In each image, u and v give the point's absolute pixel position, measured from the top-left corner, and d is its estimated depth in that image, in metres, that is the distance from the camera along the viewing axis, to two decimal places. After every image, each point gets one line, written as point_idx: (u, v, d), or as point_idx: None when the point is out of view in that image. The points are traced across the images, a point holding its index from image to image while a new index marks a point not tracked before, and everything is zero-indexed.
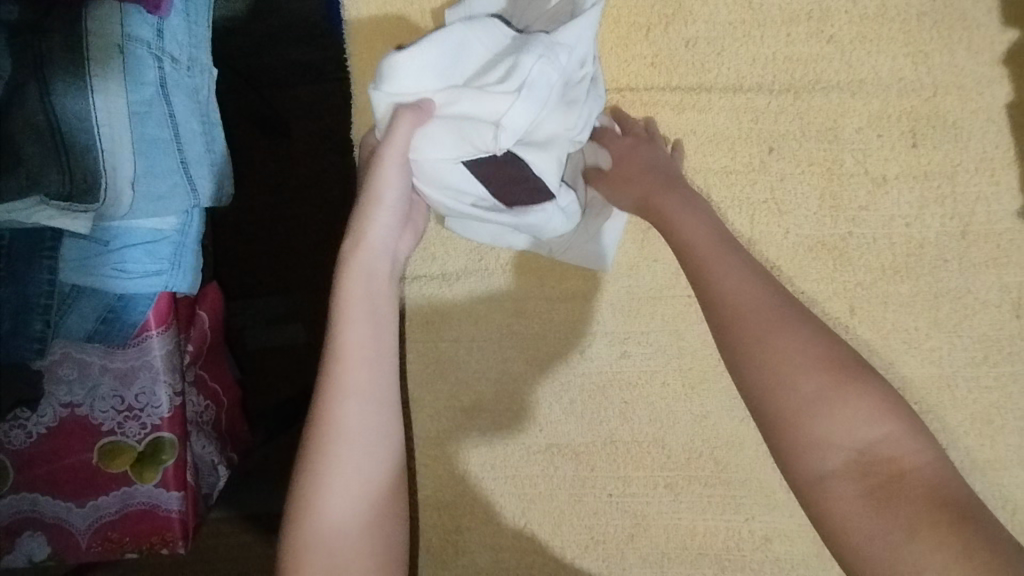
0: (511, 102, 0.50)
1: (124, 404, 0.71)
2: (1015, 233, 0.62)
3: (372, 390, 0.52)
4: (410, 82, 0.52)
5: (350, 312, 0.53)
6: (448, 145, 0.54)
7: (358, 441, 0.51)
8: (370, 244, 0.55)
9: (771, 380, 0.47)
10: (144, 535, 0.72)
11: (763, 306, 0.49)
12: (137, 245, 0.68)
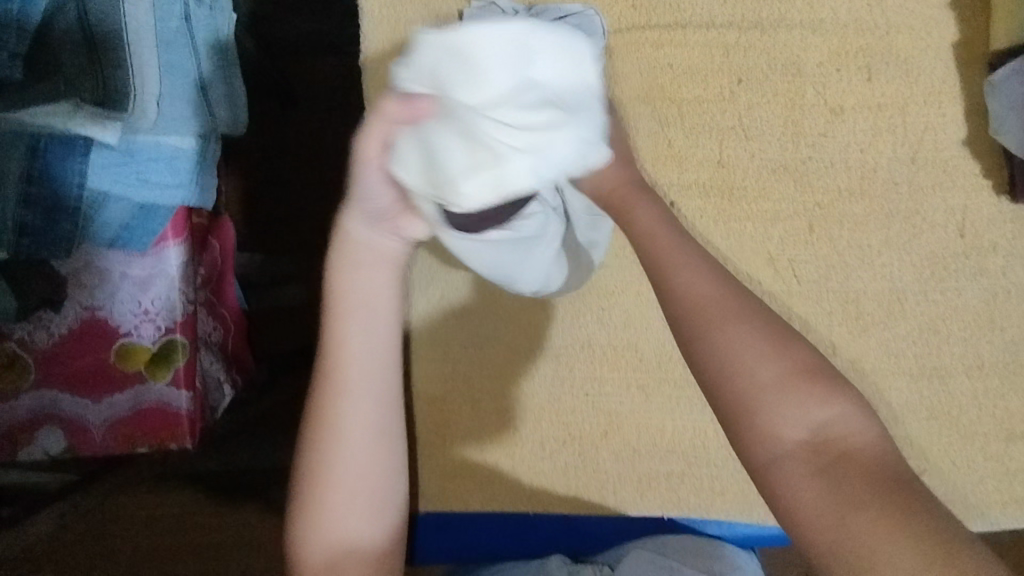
0: (480, 165, 0.39)
1: (142, 308, 0.77)
2: (959, 160, 0.68)
3: (376, 423, 0.45)
4: (423, 77, 0.40)
5: None
6: (409, 173, 0.40)
7: (355, 481, 0.44)
8: None
9: (716, 366, 0.39)
10: (154, 432, 0.78)
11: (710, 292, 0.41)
12: (159, 158, 0.74)
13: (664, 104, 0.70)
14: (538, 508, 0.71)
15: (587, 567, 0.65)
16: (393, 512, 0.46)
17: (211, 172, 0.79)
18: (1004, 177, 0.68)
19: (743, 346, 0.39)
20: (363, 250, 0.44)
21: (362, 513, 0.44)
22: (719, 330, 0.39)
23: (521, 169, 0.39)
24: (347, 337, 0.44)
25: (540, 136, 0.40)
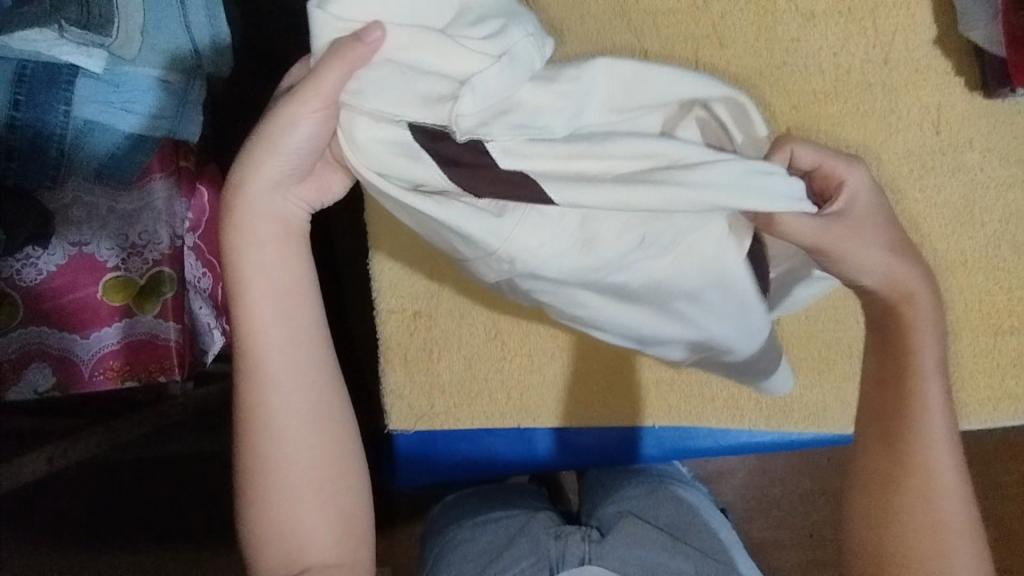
0: (480, 64, 0.45)
1: (128, 242, 0.78)
2: (931, 59, 0.69)
3: (293, 376, 0.53)
4: (359, 5, 0.45)
5: (259, 294, 0.52)
6: (391, 97, 0.45)
7: (287, 428, 0.52)
8: (270, 207, 0.52)
9: (921, 542, 0.54)
10: (143, 364, 0.77)
11: (937, 448, 0.55)
12: (143, 90, 0.76)
13: (638, 17, 0.71)
14: (526, 421, 0.71)
15: (574, 531, 0.72)
16: (321, 450, 0.53)
17: (198, 110, 0.79)
18: (976, 74, 0.69)
19: (933, 483, 0.55)
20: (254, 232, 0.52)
21: (295, 457, 0.52)
22: (927, 475, 0.55)
23: (502, 67, 0.45)
24: (257, 314, 0.52)
25: (522, 39, 0.47)
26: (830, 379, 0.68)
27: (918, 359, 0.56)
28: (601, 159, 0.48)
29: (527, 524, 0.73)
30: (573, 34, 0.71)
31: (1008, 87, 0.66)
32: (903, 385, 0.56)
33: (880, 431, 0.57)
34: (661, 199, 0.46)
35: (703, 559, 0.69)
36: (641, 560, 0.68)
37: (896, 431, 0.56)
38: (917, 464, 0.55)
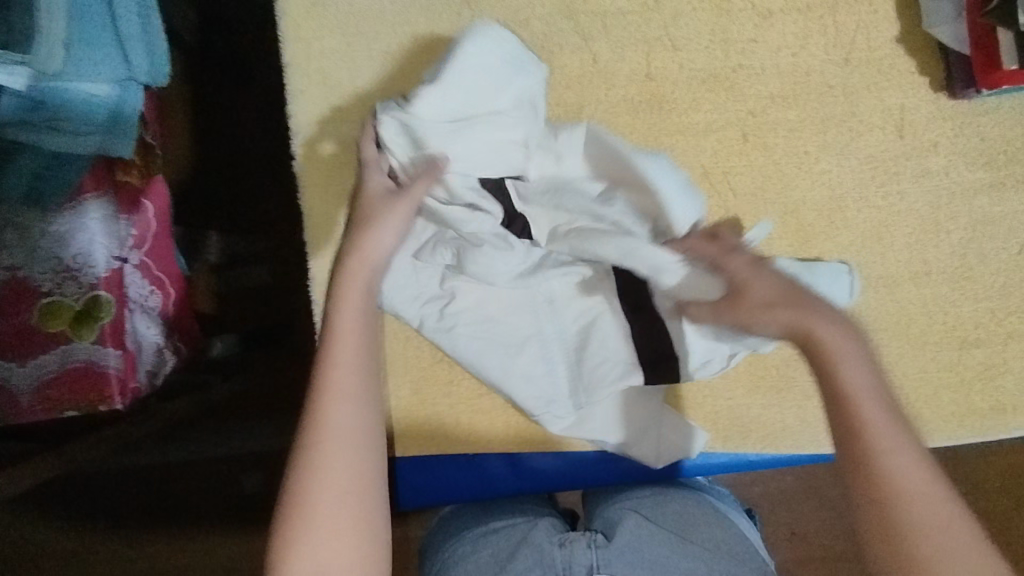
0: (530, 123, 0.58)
1: (62, 265, 0.75)
2: (895, 58, 0.65)
3: (354, 438, 0.46)
4: (438, 110, 0.56)
5: (341, 320, 0.49)
6: (480, 157, 0.56)
7: (333, 502, 0.44)
8: (376, 257, 0.52)
9: None
10: (83, 392, 0.74)
11: (922, 488, 0.41)
12: (77, 108, 0.73)
13: (586, 19, 0.67)
14: (478, 446, 0.69)
15: (581, 536, 0.58)
16: (365, 538, 0.44)
17: (135, 126, 0.75)
18: (942, 74, 0.65)
19: (941, 536, 0.40)
20: (349, 291, 0.50)
21: (335, 540, 0.43)
22: (937, 529, 0.40)
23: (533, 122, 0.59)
24: (331, 366, 0.47)
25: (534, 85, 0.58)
26: (788, 397, 0.67)
27: (848, 381, 0.44)
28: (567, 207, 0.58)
29: (529, 534, 0.60)
30: (517, 39, 0.68)
31: (973, 88, 0.63)
32: (851, 420, 0.43)
33: (862, 479, 0.42)
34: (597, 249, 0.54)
35: (725, 557, 0.58)
36: (656, 566, 0.56)
37: (868, 475, 0.42)
38: (909, 516, 0.41)
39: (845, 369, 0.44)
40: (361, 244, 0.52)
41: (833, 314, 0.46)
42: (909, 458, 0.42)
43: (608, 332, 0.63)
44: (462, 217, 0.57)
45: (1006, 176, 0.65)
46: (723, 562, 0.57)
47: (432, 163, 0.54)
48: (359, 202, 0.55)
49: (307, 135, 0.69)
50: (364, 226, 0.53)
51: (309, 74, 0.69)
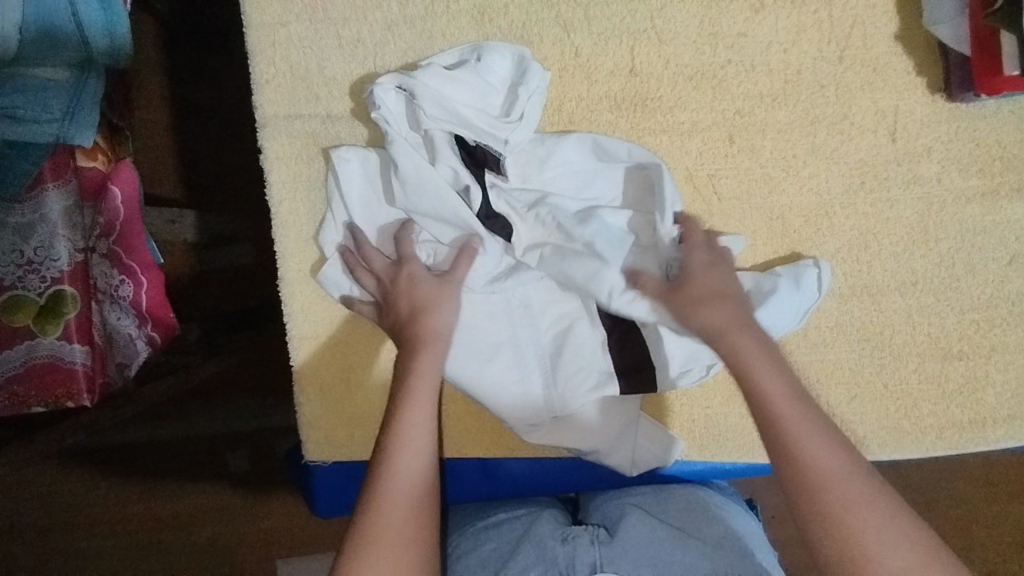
0: (514, 129, 0.60)
1: (24, 258, 0.72)
2: (891, 56, 0.62)
3: (418, 491, 0.53)
4: (432, 99, 0.59)
5: (418, 390, 0.56)
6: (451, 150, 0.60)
7: (397, 540, 0.50)
8: (441, 327, 0.58)
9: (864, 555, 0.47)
10: (48, 388, 0.72)
11: (838, 465, 0.49)
12: (31, 90, 0.70)
13: (568, 8, 0.63)
14: (450, 452, 0.67)
15: (584, 532, 0.63)
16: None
17: (92, 108, 0.72)
18: (939, 74, 0.62)
19: (859, 503, 0.48)
20: (426, 367, 0.57)
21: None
22: (853, 502, 0.48)
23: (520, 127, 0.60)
24: (407, 423, 0.55)
25: (528, 97, 0.61)
26: None
27: (764, 378, 0.53)
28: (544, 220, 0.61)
29: (531, 530, 0.63)
30: (494, 28, 0.64)
31: (971, 92, 0.60)
32: (772, 414, 0.52)
33: (790, 465, 0.50)
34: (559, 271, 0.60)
35: (720, 551, 0.62)
36: (655, 562, 0.60)
37: (793, 460, 0.50)
38: (830, 490, 0.48)
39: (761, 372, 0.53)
40: (433, 313, 0.58)
41: (741, 319, 0.56)
42: (824, 442, 0.50)
43: (584, 340, 0.62)
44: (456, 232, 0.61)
45: (999, 184, 0.63)
46: (722, 556, 0.61)
47: (466, 247, 0.59)
48: (402, 277, 0.59)
49: (275, 127, 0.65)
50: (428, 294, 0.59)
51: (274, 61, 0.65)
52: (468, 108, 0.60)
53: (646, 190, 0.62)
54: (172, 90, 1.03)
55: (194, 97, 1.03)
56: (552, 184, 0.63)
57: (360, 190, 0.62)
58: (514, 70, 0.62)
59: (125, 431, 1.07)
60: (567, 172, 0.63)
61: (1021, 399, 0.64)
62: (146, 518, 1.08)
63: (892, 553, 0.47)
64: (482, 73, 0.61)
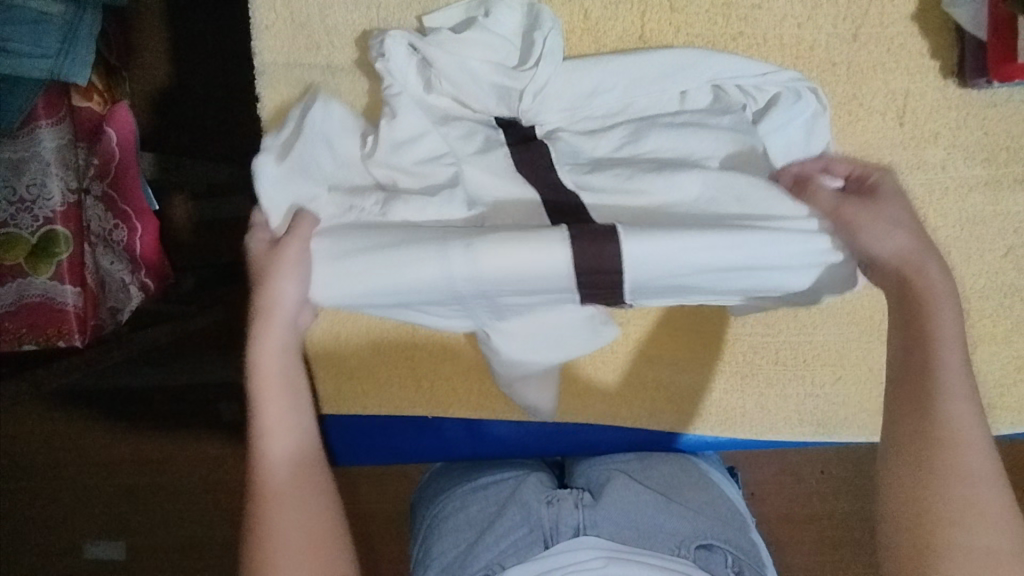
0: (535, 69, 0.59)
1: (16, 196, 0.71)
2: (907, 37, 0.61)
3: (302, 471, 0.52)
4: (443, 47, 0.58)
5: (267, 387, 0.53)
6: (478, 99, 0.59)
7: (285, 544, 0.49)
8: (282, 305, 0.52)
9: (947, 483, 0.46)
10: (40, 328, 0.73)
11: (972, 442, 0.46)
12: (22, 21, 0.67)
13: None
14: (437, 411, 0.68)
15: (569, 496, 0.62)
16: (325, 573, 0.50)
17: (89, 44, 0.71)
18: (955, 58, 0.61)
19: (974, 474, 0.46)
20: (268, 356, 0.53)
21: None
22: (956, 439, 0.46)
23: (545, 66, 0.59)
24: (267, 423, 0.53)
25: (544, 36, 0.59)
26: (751, 384, 0.66)
27: (941, 330, 0.49)
28: (605, 138, 0.58)
29: (516, 492, 0.63)
30: None
31: (985, 78, 0.59)
32: (930, 363, 0.49)
33: (920, 413, 0.48)
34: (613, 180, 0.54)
35: (701, 517, 0.61)
36: (640, 525, 0.59)
37: (926, 406, 0.48)
38: (952, 442, 0.46)
39: (944, 324, 0.49)
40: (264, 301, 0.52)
41: (945, 288, 0.50)
42: (970, 420, 0.47)
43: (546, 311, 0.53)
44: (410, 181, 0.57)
45: (1003, 175, 0.62)
46: (706, 522, 0.61)
47: (305, 220, 0.52)
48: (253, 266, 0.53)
49: (273, 74, 0.63)
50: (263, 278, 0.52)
51: (275, 7, 0.63)
52: (483, 70, 0.58)
53: (706, 114, 0.58)
54: (172, 34, 1.01)
55: (194, 41, 1.01)
56: (628, 94, 0.60)
57: (326, 135, 0.58)
58: (525, 19, 0.61)
59: (117, 375, 1.08)
60: (679, 72, 0.60)
61: (1004, 391, 0.65)
62: (134, 460, 1.10)
63: (983, 527, 0.44)
64: (492, 19, 0.59)
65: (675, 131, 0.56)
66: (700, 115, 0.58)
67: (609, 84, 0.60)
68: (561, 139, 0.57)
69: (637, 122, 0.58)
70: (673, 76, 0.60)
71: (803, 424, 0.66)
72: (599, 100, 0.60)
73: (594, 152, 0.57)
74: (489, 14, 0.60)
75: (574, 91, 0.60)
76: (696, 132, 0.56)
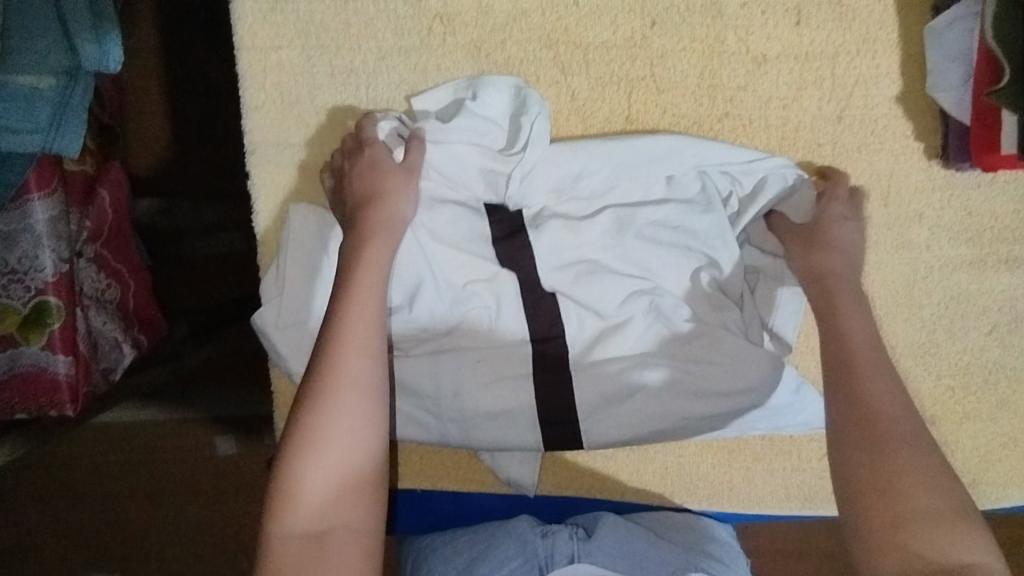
0: (521, 157, 0.61)
1: (8, 267, 0.72)
2: (892, 119, 0.61)
3: (373, 357, 0.53)
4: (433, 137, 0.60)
5: (364, 280, 0.55)
6: (468, 186, 0.62)
7: (341, 434, 0.51)
8: (391, 217, 0.58)
9: (884, 451, 0.49)
10: (32, 397, 0.74)
11: (899, 415, 0.51)
12: (12, 98, 0.66)
13: (567, 49, 0.62)
14: (427, 484, 0.68)
15: (564, 527, 0.63)
16: (365, 479, 0.51)
17: (79, 116, 0.70)
18: (938, 140, 0.61)
19: (909, 444, 0.49)
20: (374, 259, 0.56)
21: (343, 478, 0.50)
22: (890, 415, 0.51)
23: (531, 153, 0.61)
24: (352, 320, 0.53)
25: (532, 122, 0.61)
26: (737, 459, 0.67)
27: (857, 327, 0.56)
28: (588, 230, 0.62)
29: (513, 525, 0.63)
30: (491, 65, 0.63)
31: (968, 163, 0.59)
32: (851, 355, 0.54)
33: (847, 401, 0.52)
34: (583, 295, 0.62)
35: (691, 552, 0.62)
36: (633, 557, 0.60)
37: (856, 397, 0.52)
38: (884, 419, 0.51)
39: (854, 323, 0.56)
40: (378, 208, 0.58)
41: (849, 289, 0.58)
42: (891, 396, 0.52)
43: (512, 410, 0.62)
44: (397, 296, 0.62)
45: (987, 254, 0.63)
46: (699, 555, 0.62)
47: (416, 142, 0.59)
48: (365, 161, 0.59)
49: (262, 154, 0.64)
50: (383, 191, 0.58)
51: (265, 85, 0.63)
52: (470, 155, 0.61)
53: (684, 212, 0.62)
54: (167, 77, 0.99)
55: (188, 88, 1.00)
56: (614, 178, 0.62)
57: (309, 254, 0.62)
58: (513, 101, 0.62)
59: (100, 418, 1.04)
60: (665, 156, 0.61)
61: (988, 465, 0.65)
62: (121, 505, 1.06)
63: (923, 492, 0.47)
64: (481, 104, 0.61)
65: (651, 237, 0.62)
66: (678, 208, 0.62)
67: (595, 170, 0.62)
68: (544, 229, 0.62)
69: (617, 215, 0.62)
70: (659, 160, 0.62)
71: (787, 498, 0.67)
72: (585, 183, 0.62)
73: (574, 248, 0.62)
74: (480, 98, 0.61)
75: (561, 173, 0.62)
76: (671, 238, 0.62)
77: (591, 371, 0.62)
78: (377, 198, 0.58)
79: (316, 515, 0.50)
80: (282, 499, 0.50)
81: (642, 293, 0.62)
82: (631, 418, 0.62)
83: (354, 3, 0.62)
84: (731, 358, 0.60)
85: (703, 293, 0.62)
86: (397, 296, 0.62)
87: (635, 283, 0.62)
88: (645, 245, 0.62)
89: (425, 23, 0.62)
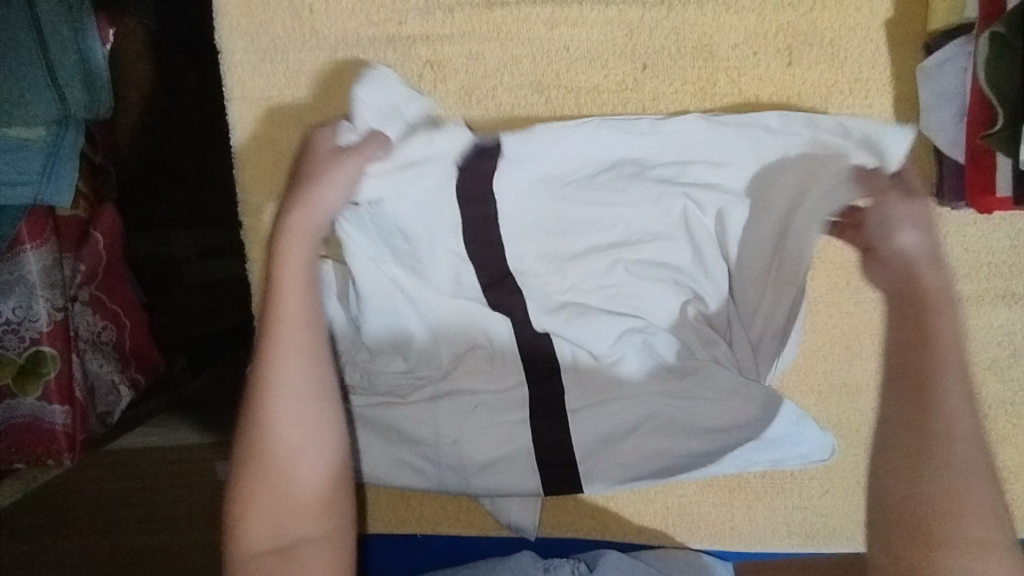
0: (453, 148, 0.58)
1: (4, 318, 0.72)
2: None
3: (304, 355, 0.52)
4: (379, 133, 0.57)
5: (286, 274, 0.54)
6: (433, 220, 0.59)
7: (286, 442, 0.51)
8: (320, 206, 0.55)
9: (928, 464, 0.45)
10: (29, 447, 0.74)
11: (961, 424, 0.46)
12: (6, 151, 0.68)
13: (558, 94, 0.62)
14: (426, 528, 0.68)
15: (564, 564, 0.62)
16: (320, 480, 0.52)
17: (71, 164, 0.70)
18: (934, 177, 0.61)
19: (963, 467, 0.45)
20: (292, 249, 0.54)
21: (296, 485, 0.51)
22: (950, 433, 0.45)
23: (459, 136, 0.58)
24: (284, 319, 0.53)
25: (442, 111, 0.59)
26: (739, 497, 0.67)
27: (934, 327, 0.49)
28: (578, 267, 0.61)
29: (514, 562, 0.63)
30: (483, 110, 0.62)
31: (963, 202, 0.59)
32: (925, 358, 0.48)
33: (909, 402, 0.47)
34: (576, 335, 0.61)
35: None
36: None
37: (924, 404, 0.46)
38: (941, 435, 0.45)
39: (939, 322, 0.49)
40: (304, 199, 0.55)
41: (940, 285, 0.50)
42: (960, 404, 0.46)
43: (510, 456, 0.62)
44: (389, 344, 0.62)
45: (985, 289, 0.62)
46: None
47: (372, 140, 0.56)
48: (314, 154, 0.56)
49: (255, 203, 0.64)
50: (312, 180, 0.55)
51: (255, 136, 0.63)
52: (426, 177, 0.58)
53: (670, 247, 0.61)
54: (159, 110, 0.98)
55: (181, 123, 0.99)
56: (602, 208, 0.61)
57: None
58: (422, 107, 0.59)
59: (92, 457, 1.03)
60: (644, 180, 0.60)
61: None
62: (117, 544, 1.05)
63: (974, 522, 0.43)
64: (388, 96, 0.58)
65: (641, 271, 0.61)
66: (663, 243, 0.61)
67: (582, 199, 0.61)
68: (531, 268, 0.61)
69: (605, 248, 0.61)
70: (640, 186, 0.60)
71: (790, 534, 0.67)
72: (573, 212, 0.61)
73: (562, 288, 0.62)
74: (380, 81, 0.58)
75: (554, 205, 0.60)
76: (658, 273, 0.61)
77: (589, 411, 0.61)
78: (306, 191, 0.55)
79: (274, 529, 0.51)
80: (241, 521, 0.51)
81: (636, 329, 0.62)
82: (632, 456, 0.62)
83: (345, 52, 0.62)
84: (719, 396, 0.60)
85: (693, 328, 0.62)
86: (389, 345, 0.62)
87: (629, 317, 0.62)
88: (632, 281, 0.61)
89: (416, 70, 0.62)
